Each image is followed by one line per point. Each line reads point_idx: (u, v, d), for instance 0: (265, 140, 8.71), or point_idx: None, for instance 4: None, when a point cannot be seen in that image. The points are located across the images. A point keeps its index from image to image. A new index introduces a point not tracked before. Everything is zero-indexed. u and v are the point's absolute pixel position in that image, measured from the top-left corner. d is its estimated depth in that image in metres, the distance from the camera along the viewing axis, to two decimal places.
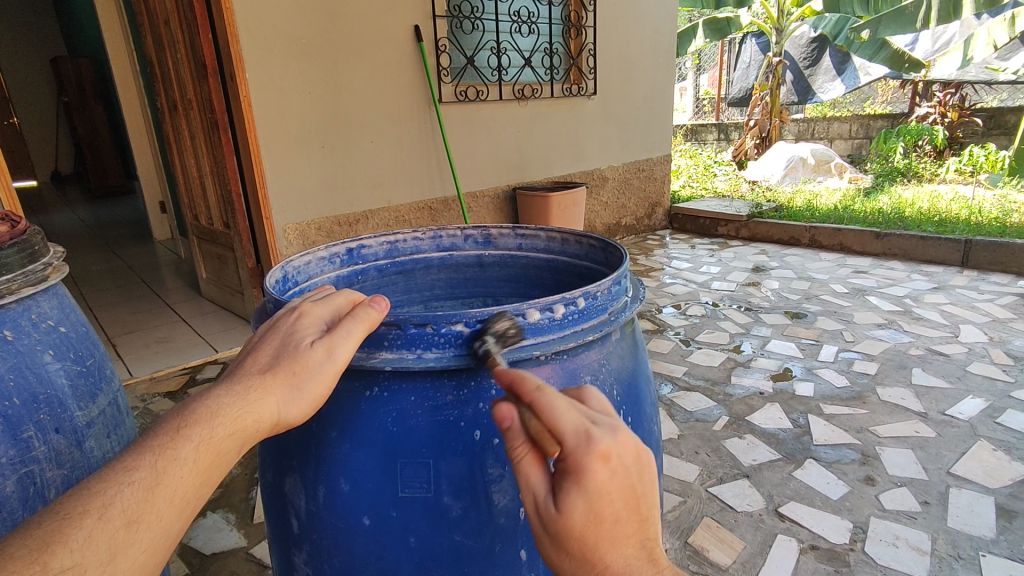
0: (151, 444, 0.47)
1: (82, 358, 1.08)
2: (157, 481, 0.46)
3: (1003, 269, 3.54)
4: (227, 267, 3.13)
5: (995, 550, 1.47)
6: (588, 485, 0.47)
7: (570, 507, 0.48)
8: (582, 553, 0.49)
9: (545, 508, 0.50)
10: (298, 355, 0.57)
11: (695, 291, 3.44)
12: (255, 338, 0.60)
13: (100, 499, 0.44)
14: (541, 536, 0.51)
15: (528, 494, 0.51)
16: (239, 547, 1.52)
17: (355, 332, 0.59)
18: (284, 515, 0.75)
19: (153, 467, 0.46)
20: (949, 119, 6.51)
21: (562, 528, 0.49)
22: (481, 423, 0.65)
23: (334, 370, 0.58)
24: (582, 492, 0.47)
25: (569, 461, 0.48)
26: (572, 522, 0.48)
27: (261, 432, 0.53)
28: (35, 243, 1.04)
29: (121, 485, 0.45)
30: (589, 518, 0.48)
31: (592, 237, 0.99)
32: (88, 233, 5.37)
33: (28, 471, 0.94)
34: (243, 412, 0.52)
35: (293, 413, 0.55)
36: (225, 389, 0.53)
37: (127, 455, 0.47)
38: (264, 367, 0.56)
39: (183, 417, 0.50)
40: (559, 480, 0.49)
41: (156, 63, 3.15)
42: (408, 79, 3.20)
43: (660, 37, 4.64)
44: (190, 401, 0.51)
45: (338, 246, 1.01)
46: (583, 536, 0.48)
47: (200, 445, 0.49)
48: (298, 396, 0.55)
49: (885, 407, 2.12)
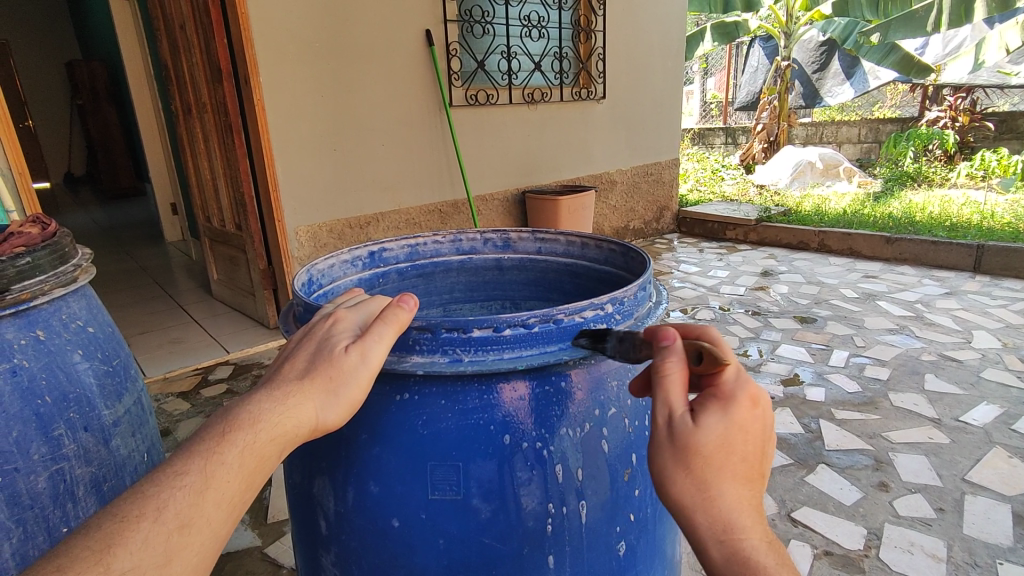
0: (198, 449, 0.49)
1: (109, 358, 1.10)
2: (206, 486, 0.47)
3: (1015, 275, 3.53)
4: (239, 268, 3.15)
5: (1011, 557, 1.46)
6: (734, 414, 0.48)
7: (709, 425, 0.48)
8: (700, 473, 0.47)
9: (680, 422, 0.48)
10: (333, 361, 0.57)
11: (704, 294, 3.44)
12: (291, 346, 0.61)
13: (154, 503, 0.45)
14: (659, 448, 0.49)
15: (664, 403, 0.50)
16: (254, 547, 1.53)
17: (386, 336, 0.60)
18: (312, 515, 0.76)
19: (201, 472, 0.47)
20: (960, 123, 6.40)
21: (693, 443, 0.47)
22: (511, 427, 0.66)
23: (368, 374, 0.59)
24: (727, 417, 0.48)
25: (723, 389, 0.50)
26: (705, 441, 0.47)
27: (301, 437, 0.54)
28: (64, 245, 1.07)
29: (173, 490, 0.46)
30: (723, 444, 0.48)
31: (612, 241, 0.99)
32: (100, 234, 5.42)
33: (59, 468, 0.96)
34: (283, 417, 0.53)
35: (331, 418, 0.56)
36: (266, 395, 0.54)
37: (176, 460, 0.48)
38: (301, 374, 0.57)
39: (228, 422, 0.51)
40: (702, 402, 0.50)
41: (170, 67, 3.19)
42: (420, 82, 3.23)
43: (669, 41, 4.65)
44: (232, 407, 0.53)
45: (361, 249, 1.02)
46: (707, 459, 0.47)
47: (244, 450, 0.50)
48: (336, 401, 0.56)
49: (898, 413, 2.11)
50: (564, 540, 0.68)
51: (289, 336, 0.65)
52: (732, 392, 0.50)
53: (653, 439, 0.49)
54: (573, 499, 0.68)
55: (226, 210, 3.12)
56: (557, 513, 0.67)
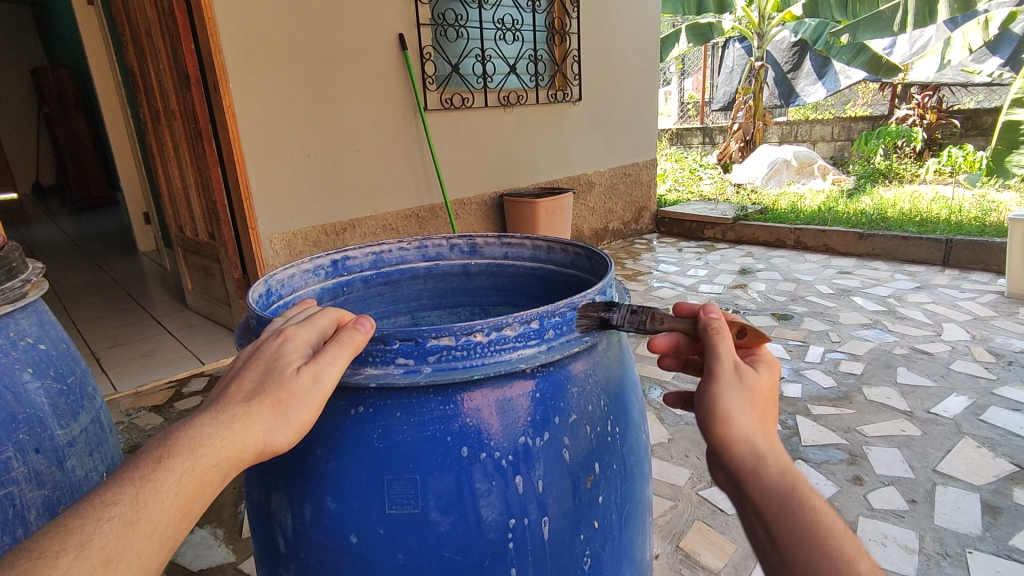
0: (132, 477, 0.47)
1: (63, 376, 1.06)
2: (137, 516, 0.46)
3: (982, 268, 3.61)
4: (213, 278, 3.09)
5: (981, 546, 1.48)
6: (776, 372, 0.58)
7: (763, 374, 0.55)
8: (760, 410, 0.53)
9: (741, 365, 0.55)
10: (283, 382, 0.56)
11: (682, 294, 3.47)
12: (239, 363, 0.59)
13: (77, 537, 0.44)
14: (728, 386, 0.53)
15: (725, 353, 0.56)
16: (228, 563, 1.50)
17: (340, 357, 0.58)
18: (270, 534, 0.74)
19: (133, 502, 0.46)
20: (927, 121, 6.58)
21: (755, 384, 0.54)
22: (469, 439, 0.65)
23: (320, 396, 0.57)
24: (771, 372, 0.57)
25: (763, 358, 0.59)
26: (765, 388, 0.55)
27: (246, 461, 0.53)
28: (13, 260, 1.03)
29: (99, 522, 0.45)
30: (771, 389, 0.55)
31: (577, 245, 0.98)
32: (71, 246, 5.29)
33: (7, 492, 0.92)
34: (229, 442, 0.51)
35: (280, 441, 0.55)
36: (209, 418, 0.52)
37: (106, 489, 0.47)
38: (248, 396, 0.55)
39: (166, 447, 0.49)
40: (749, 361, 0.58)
41: (137, 74, 3.13)
42: (393, 87, 3.20)
43: (644, 43, 4.67)
44: (172, 431, 0.51)
45: (322, 258, 1.00)
46: (764, 401, 0.54)
47: (182, 477, 0.48)
48: (285, 423, 0.55)
49: (872, 407, 2.14)
50: (526, 552, 0.67)
51: (238, 351, 0.63)
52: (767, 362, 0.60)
53: (719, 382, 0.54)
54: (535, 510, 0.67)
55: (197, 218, 3.06)
56: (518, 524, 0.66)
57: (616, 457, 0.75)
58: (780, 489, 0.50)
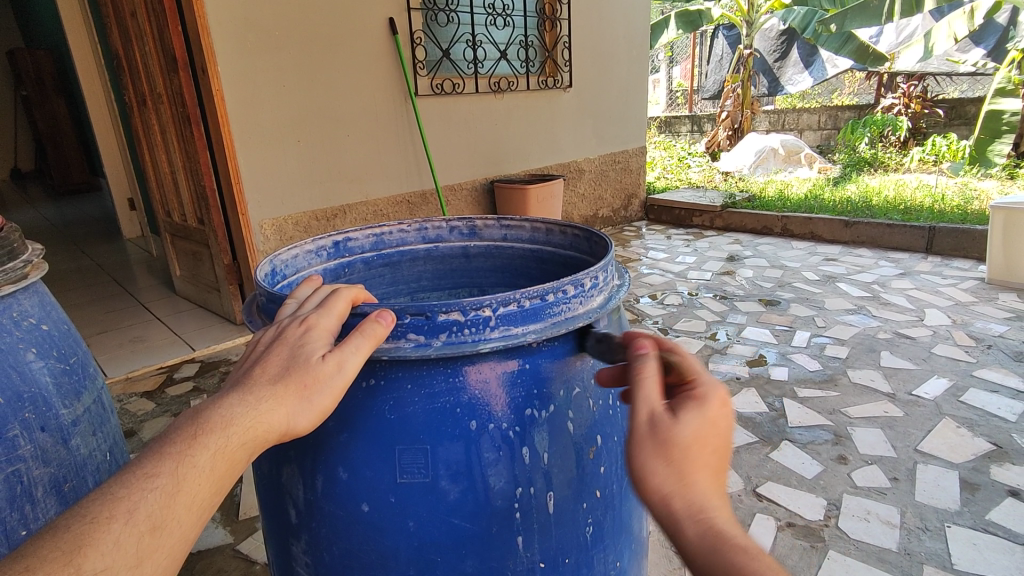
0: (169, 451, 0.50)
1: (66, 356, 1.06)
2: (177, 489, 0.48)
3: (964, 255, 3.69)
4: (203, 264, 3.07)
5: (959, 521, 1.54)
6: (710, 411, 0.51)
7: (687, 419, 0.50)
8: (679, 463, 0.48)
9: (660, 415, 0.51)
10: (309, 368, 0.58)
11: (672, 280, 3.51)
12: (262, 347, 0.61)
13: (125, 505, 0.47)
14: (638, 441, 0.50)
15: (642, 401, 0.52)
16: (226, 544, 1.51)
17: (362, 347, 0.60)
18: (281, 505, 0.76)
19: (173, 474, 0.49)
20: (912, 110, 6.64)
21: (671, 432, 0.49)
22: (477, 412, 0.67)
23: (343, 383, 0.59)
24: (703, 413, 0.51)
25: (700, 391, 0.53)
26: (683, 431, 0.49)
27: (271, 440, 0.55)
28: (13, 241, 1.02)
29: (144, 492, 0.47)
30: (700, 434, 0.50)
31: (576, 226, 1.00)
32: (53, 232, 5.21)
33: (15, 470, 0.93)
34: (256, 421, 0.53)
35: (302, 424, 0.57)
36: (238, 397, 0.54)
37: (146, 461, 0.49)
38: (275, 378, 0.56)
39: (199, 424, 0.51)
40: (680, 402, 0.52)
41: (122, 56, 3.07)
42: (383, 72, 3.18)
43: (634, 30, 4.66)
44: (203, 409, 0.53)
45: (324, 239, 1.01)
46: (683, 450, 0.49)
47: (215, 453, 0.51)
48: (308, 407, 0.57)
49: (856, 389, 2.21)
50: (531, 521, 0.70)
51: (257, 335, 0.65)
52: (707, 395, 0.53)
53: (632, 436, 0.50)
54: (541, 480, 0.69)
55: (186, 204, 3.03)
56: (524, 493, 0.68)
57: (618, 429, 0.78)
58: (707, 556, 0.45)
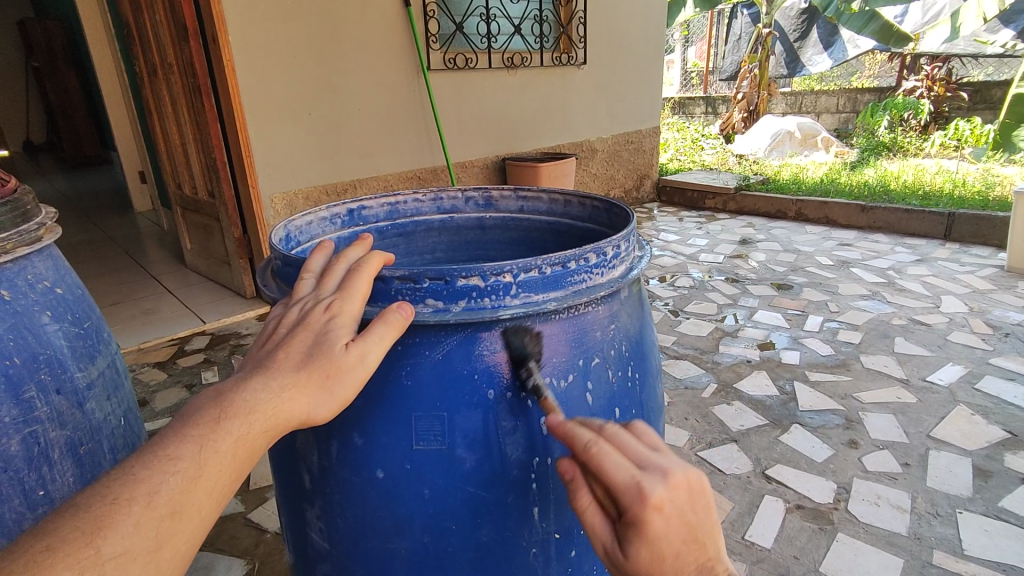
0: (192, 433, 0.49)
1: (80, 320, 1.06)
2: (198, 473, 0.48)
3: (984, 242, 3.62)
4: (213, 237, 3.07)
5: (971, 507, 1.53)
6: (652, 536, 0.51)
7: (635, 555, 0.52)
8: None
9: (613, 552, 0.54)
10: (332, 356, 0.57)
11: (683, 263, 3.47)
12: (284, 330, 0.59)
13: (145, 488, 0.46)
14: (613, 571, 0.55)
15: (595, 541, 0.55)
16: (237, 512, 1.53)
17: (386, 337, 0.59)
18: (296, 471, 0.76)
19: (195, 458, 0.48)
20: (935, 93, 6.48)
21: (630, 568, 0.53)
22: (495, 381, 0.66)
23: (364, 374, 0.58)
24: (649, 543, 0.51)
25: (632, 517, 0.51)
26: (637, 567, 0.52)
27: (291, 428, 0.54)
28: (27, 204, 1.01)
29: (165, 475, 0.47)
30: (651, 559, 0.52)
31: (595, 198, 0.98)
32: (65, 204, 5.23)
33: (32, 431, 0.94)
34: (278, 409, 0.53)
35: (322, 414, 0.56)
36: (261, 383, 0.53)
37: (168, 442, 0.49)
38: (298, 365, 0.55)
39: (222, 408, 0.51)
40: (625, 531, 0.52)
41: (132, 25, 3.04)
42: (396, 45, 3.13)
43: (651, 7, 4.55)
44: (226, 392, 0.52)
45: (339, 206, 0.99)
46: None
47: (238, 440, 0.51)
48: (330, 397, 0.56)
49: (869, 373, 2.18)
50: (549, 496, 0.69)
51: (276, 317, 0.63)
52: (640, 516, 0.50)
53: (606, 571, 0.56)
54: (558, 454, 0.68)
55: (197, 176, 3.02)
56: (542, 465, 0.67)
57: (636, 402, 0.77)
58: None
